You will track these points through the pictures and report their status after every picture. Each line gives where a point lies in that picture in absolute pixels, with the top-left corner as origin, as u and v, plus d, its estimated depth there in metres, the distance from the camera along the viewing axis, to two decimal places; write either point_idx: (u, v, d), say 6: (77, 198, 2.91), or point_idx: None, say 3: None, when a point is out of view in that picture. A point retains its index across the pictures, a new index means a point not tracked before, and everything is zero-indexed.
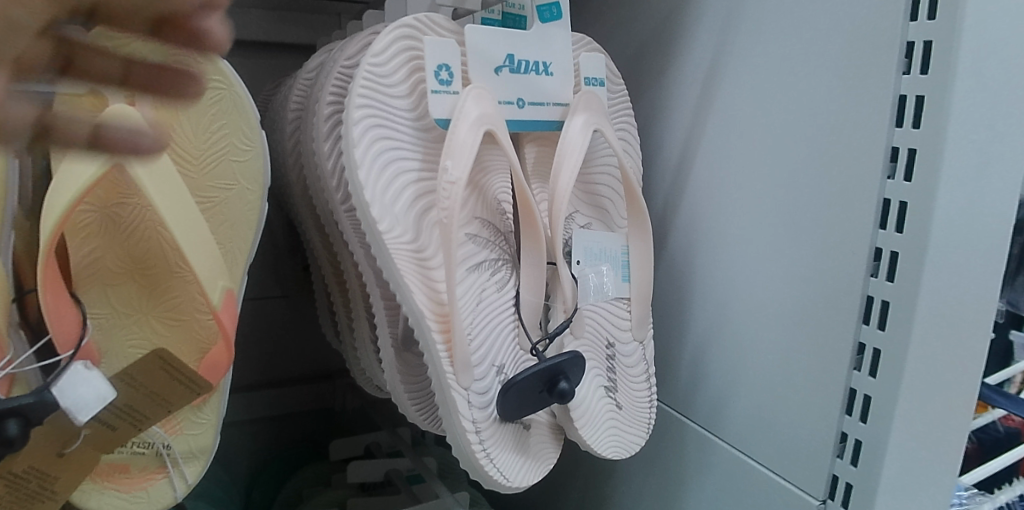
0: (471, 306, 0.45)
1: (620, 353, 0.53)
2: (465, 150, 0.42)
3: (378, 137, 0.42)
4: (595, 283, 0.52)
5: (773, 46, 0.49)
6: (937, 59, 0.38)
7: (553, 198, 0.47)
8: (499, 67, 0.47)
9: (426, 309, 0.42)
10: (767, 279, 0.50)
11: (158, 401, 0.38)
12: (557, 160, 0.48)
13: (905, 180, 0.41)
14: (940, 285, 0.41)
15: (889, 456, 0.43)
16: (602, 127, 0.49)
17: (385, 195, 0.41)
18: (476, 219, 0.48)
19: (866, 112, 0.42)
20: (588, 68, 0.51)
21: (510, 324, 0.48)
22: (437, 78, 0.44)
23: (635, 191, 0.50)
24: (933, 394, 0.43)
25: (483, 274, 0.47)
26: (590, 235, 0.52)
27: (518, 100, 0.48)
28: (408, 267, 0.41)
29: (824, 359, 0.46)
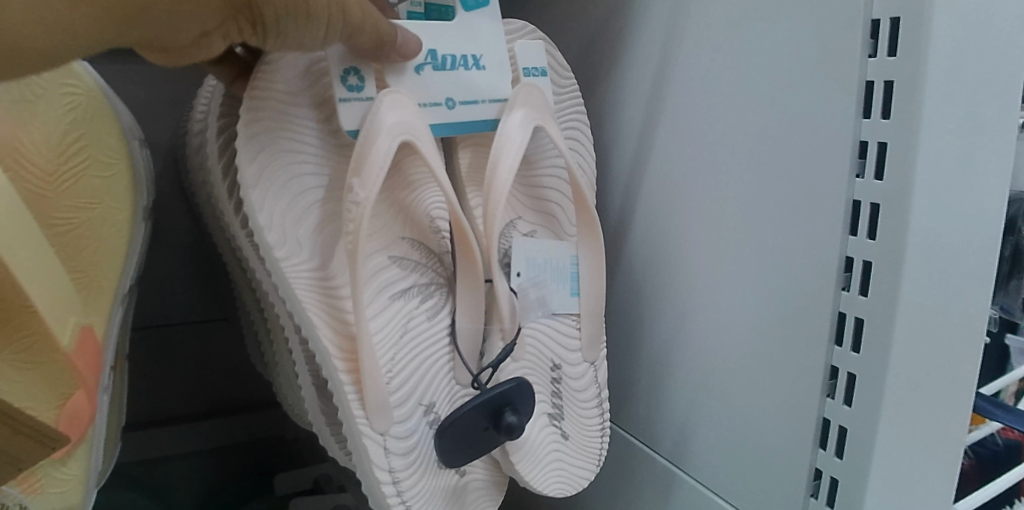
0: (393, 340, 0.40)
1: (569, 375, 0.49)
2: (374, 168, 0.37)
3: (280, 152, 0.38)
4: (537, 299, 0.47)
5: (726, 33, 0.43)
6: (907, 37, 0.33)
7: (487, 209, 0.42)
8: (420, 65, 0.42)
9: (333, 343, 0.38)
10: (729, 294, 0.45)
11: (7, 462, 0.32)
12: (490, 164, 0.42)
13: (877, 179, 0.35)
14: (921, 298, 0.35)
15: (869, 496, 0.38)
16: (544, 124, 0.44)
17: (287, 218, 0.38)
18: (404, 240, 0.43)
19: (829, 102, 0.37)
20: (525, 58, 0.47)
21: (443, 356, 0.43)
22: (346, 84, 0.39)
23: (585, 198, 0.45)
24: (916, 423, 0.38)
25: (410, 301, 0.42)
26: (531, 245, 0.47)
27: (447, 101, 0.43)
28: (312, 296, 0.38)
29: (793, 384, 0.41)
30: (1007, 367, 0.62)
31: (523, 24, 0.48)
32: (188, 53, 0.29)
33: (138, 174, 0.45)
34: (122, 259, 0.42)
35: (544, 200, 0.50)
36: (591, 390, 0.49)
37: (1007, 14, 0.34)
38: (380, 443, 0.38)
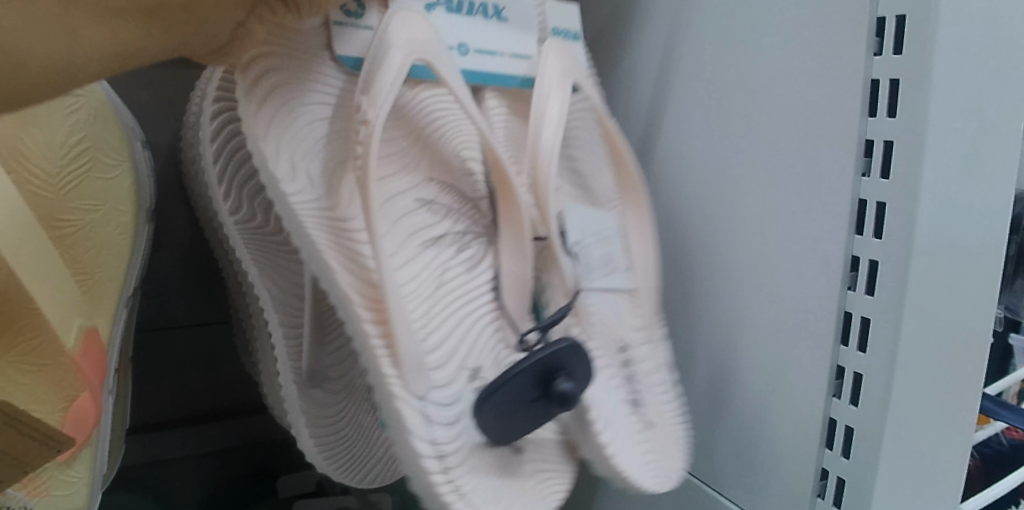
0: (426, 292, 0.38)
1: (637, 360, 0.46)
2: (381, 85, 0.35)
3: (291, 89, 0.38)
4: (586, 262, 0.46)
5: (730, 31, 0.43)
6: (913, 35, 0.33)
7: (536, 169, 0.42)
8: (431, 5, 0.41)
9: (354, 291, 0.35)
10: (734, 294, 0.45)
11: (12, 464, 0.32)
12: (534, 132, 0.42)
13: (883, 178, 0.35)
14: (927, 297, 0.35)
15: (876, 496, 0.37)
16: (579, 80, 0.44)
17: (296, 151, 0.37)
18: (431, 183, 0.43)
19: (834, 99, 0.37)
20: (555, 18, 0.48)
21: (485, 312, 0.41)
22: (346, 12, 0.39)
23: (621, 146, 0.44)
24: (924, 423, 0.38)
25: (443, 250, 0.41)
26: (582, 206, 0.47)
27: (460, 46, 0.43)
28: (323, 232, 0.36)
29: (800, 384, 0.41)
30: (1010, 367, 0.62)
31: None
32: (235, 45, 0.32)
33: (139, 178, 0.45)
34: (125, 263, 0.42)
35: (574, 157, 0.50)
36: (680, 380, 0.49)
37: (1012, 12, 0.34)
38: (419, 412, 0.34)
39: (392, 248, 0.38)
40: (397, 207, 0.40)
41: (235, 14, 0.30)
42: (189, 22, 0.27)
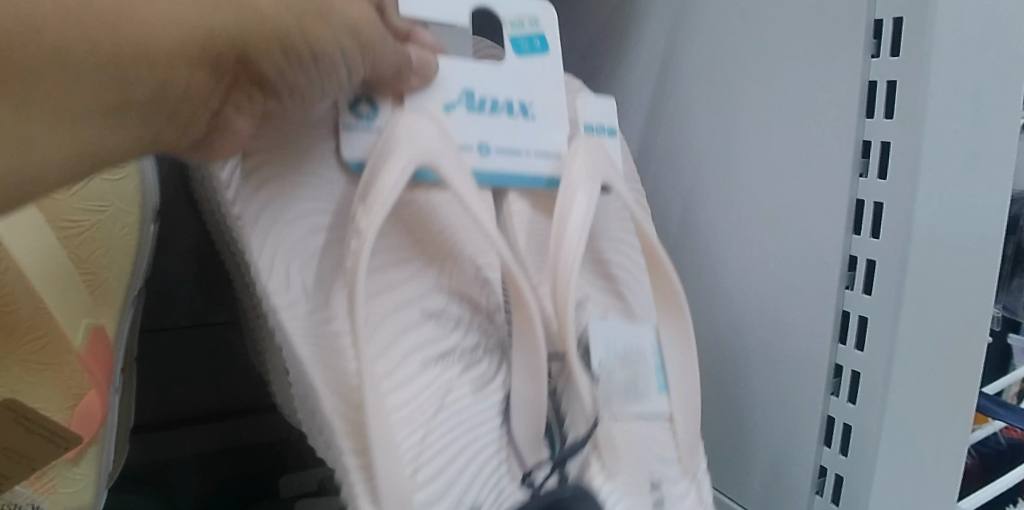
0: (426, 412, 0.32)
1: (670, 495, 0.39)
2: (382, 186, 0.31)
3: (274, 176, 0.33)
4: (617, 385, 0.40)
5: (730, 34, 0.44)
6: (910, 37, 0.33)
7: (557, 273, 0.36)
8: (450, 104, 0.37)
9: (337, 412, 0.29)
10: (733, 294, 0.45)
11: (17, 460, 0.32)
12: (557, 216, 0.37)
13: (880, 178, 0.36)
14: (924, 296, 0.36)
15: (874, 492, 0.38)
16: (611, 179, 0.39)
17: (295, 254, 0.32)
18: (444, 293, 0.36)
19: (831, 100, 0.37)
20: (588, 112, 0.43)
21: (493, 442, 0.33)
22: (358, 114, 0.35)
23: (657, 250, 0.38)
24: (921, 421, 0.38)
25: (449, 369, 0.34)
26: (607, 327, 0.40)
27: (478, 145, 0.38)
28: (311, 350, 0.30)
29: (799, 382, 0.41)
30: (1009, 367, 0.63)
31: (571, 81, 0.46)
32: (220, 135, 0.30)
33: (149, 179, 0.44)
34: (130, 264, 0.42)
35: (609, 270, 0.44)
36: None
37: (1008, 16, 0.34)
38: None
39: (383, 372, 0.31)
40: (397, 322, 0.34)
41: (209, 104, 0.28)
42: (153, 114, 0.26)
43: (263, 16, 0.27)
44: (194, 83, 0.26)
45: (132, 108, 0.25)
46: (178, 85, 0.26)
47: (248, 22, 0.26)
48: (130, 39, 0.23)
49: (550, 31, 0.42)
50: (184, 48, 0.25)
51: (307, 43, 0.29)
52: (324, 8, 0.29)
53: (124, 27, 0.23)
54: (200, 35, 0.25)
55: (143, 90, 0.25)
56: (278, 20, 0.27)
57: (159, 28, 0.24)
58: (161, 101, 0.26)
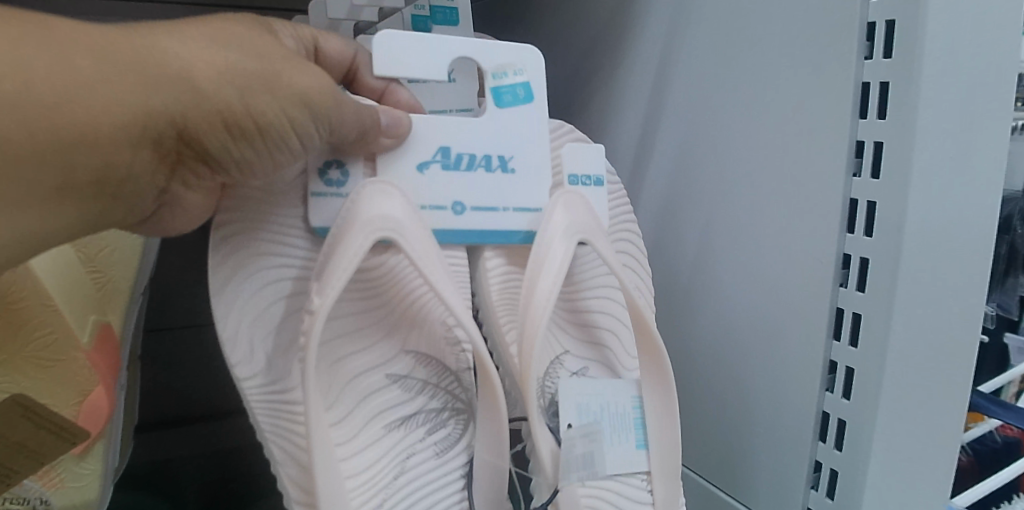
0: (383, 483, 0.37)
1: None
2: (333, 273, 0.33)
3: (250, 262, 0.38)
4: (590, 454, 0.40)
5: (726, 37, 0.45)
6: (903, 39, 0.34)
7: (524, 330, 0.38)
8: (426, 163, 0.40)
9: (293, 481, 0.35)
10: (728, 293, 0.46)
11: (26, 455, 0.33)
12: (528, 281, 0.39)
13: (873, 177, 0.36)
14: (917, 294, 0.36)
15: (868, 486, 0.39)
16: (590, 238, 0.40)
17: (255, 330, 0.37)
18: (410, 353, 0.41)
19: (825, 101, 0.38)
20: (573, 162, 0.44)
21: (450, 495, 0.39)
22: (330, 181, 0.38)
23: (647, 322, 0.39)
24: (914, 418, 0.39)
25: (413, 431, 0.40)
26: (584, 385, 0.42)
27: (454, 204, 0.40)
28: (270, 416, 0.37)
29: (793, 379, 0.42)
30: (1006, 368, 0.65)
31: (560, 123, 0.47)
32: (185, 206, 0.37)
33: None
34: (137, 261, 0.42)
35: (593, 331, 0.46)
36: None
37: (1000, 21, 0.35)
38: None
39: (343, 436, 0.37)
40: (362, 385, 0.39)
41: (158, 181, 0.33)
42: (107, 195, 0.31)
43: (206, 99, 0.30)
44: (139, 164, 0.31)
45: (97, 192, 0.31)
46: (126, 164, 0.30)
47: (190, 104, 0.30)
48: (78, 125, 0.27)
49: (534, 79, 0.42)
50: (126, 129, 0.29)
51: (252, 120, 0.32)
52: (268, 83, 0.32)
53: (67, 117, 0.27)
54: (143, 118, 0.29)
55: (89, 175, 0.29)
56: (218, 99, 0.31)
57: (100, 114, 0.28)
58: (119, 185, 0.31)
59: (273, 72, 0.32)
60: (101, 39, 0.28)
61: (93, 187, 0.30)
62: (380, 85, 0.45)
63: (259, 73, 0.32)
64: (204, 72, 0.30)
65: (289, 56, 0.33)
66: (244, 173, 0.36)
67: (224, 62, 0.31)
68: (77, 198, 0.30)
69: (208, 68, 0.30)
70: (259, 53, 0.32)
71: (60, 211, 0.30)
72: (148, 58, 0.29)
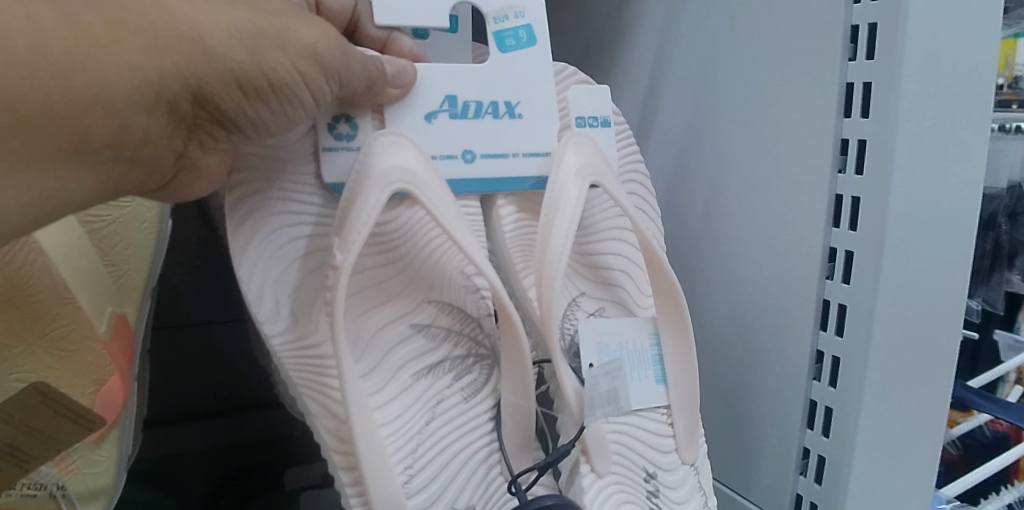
0: (417, 431, 0.36)
1: (666, 485, 0.43)
2: (354, 227, 0.33)
3: (269, 215, 0.37)
4: (612, 395, 0.39)
5: (720, 39, 0.46)
6: (884, 41, 0.36)
7: (541, 274, 0.38)
8: (433, 113, 0.39)
9: (329, 435, 0.35)
10: (723, 285, 0.48)
11: (47, 441, 0.35)
12: (543, 222, 0.38)
13: (857, 174, 0.38)
14: (900, 285, 0.38)
15: (854, 471, 0.40)
16: (603, 180, 0.40)
17: (280, 285, 0.36)
18: (432, 304, 0.40)
19: (812, 100, 0.40)
20: (580, 105, 0.44)
21: (483, 440, 0.38)
22: (338, 135, 0.38)
23: (660, 260, 0.39)
24: (899, 405, 0.40)
25: (442, 379, 0.39)
26: (600, 327, 0.42)
27: (465, 153, 0.40)
28: (301, 372, 0.35)
29: (784, 367, 0.43)
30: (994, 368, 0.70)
31: (564, 66, 0.45)
32: (205, 174, 0.36)
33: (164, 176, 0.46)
34: (151, 257, 0.44)
35: (607, 274, 0.46)
36: (695, 499, 0.43)
37: (979, 24, 0.37)
38: None
39: (373, 385, 0.36)
40: (388, 337, 0.38)
41: (173, 145, 0.33)
42: (122, 160, 0.30)
43: (217, 57, 0.29)
44: (154, 127, 0.30)
45: (102, 152, 0.29)
46: (140, 127, 0.29)
47: (203, 63, 0.29)
48: (89, 85, 0.26)
49: (536, 22, 0.42)
50: (141, 92, 0.28)
51: (265, 78, 0.31)
52: (276, 37, 0.31)
53: (80, 76, 0.26)
54: (156, 79, 0.28)
55: (103, 137, 0.28)
56: (232, 57, 0.30)
57: (113, 73, 0.27)
58: (134, 143, 0.30)
59: (279, 28, 0.31)
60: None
61: (108, 151, 0.29)
62: (379, 35, 0.41)
63: (268, 30, 0.31)
64: (216, 29, 0.29)
65: (289, 10, 0.32)
66: (260, 134, 0.35)
67: (233, 17, 0.30)
68: (91, 163, 0.29)
69: (218, 24, 0.29)
70: (266, 9, 0.31)
71: (74, 177, 0.29)
72: (157, 12, 0.28)
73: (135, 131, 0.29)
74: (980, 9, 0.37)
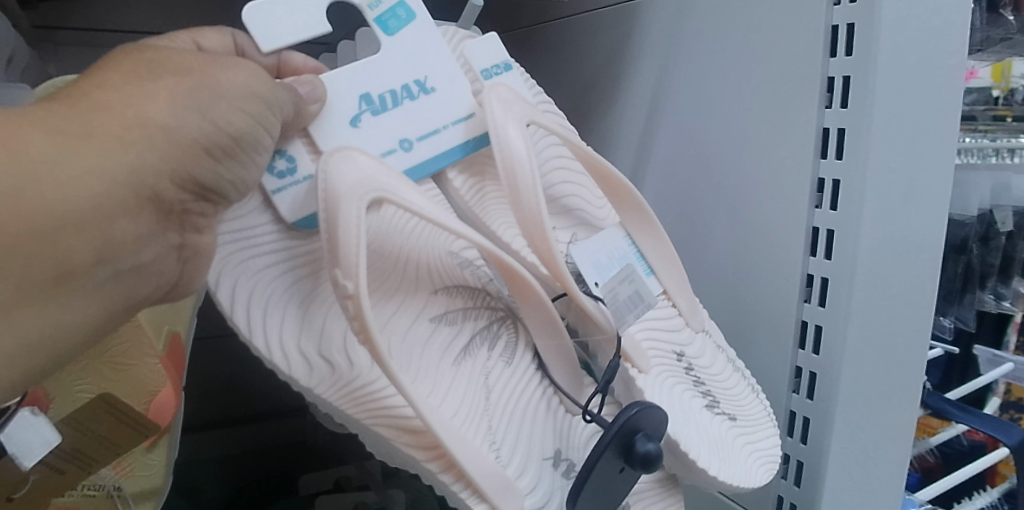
0: (479, 411, 0.39)
1: (696, 361, 0.47)
2: (349, 252, 0.33)
3: (264, 270, 0.38)
4: (632, 298, 0.43)
5: (712, 80, 0.51)
6: (856, 94, 0.40)
7: (529, 232, 0.41)
8: (356, 116, 0.41)
9: (409, 443, 0.35)
10: (717, 302, 0.53)
11: (108, 445, 0.39)
12: (505, 175, 0.40)
13: (831, 209, 0.43)
14: (871, 307, 0.42)
15: (830, 475, 0.45)
16: (534, 118, 0.42)
17: (301, 332, 0.37)
18: (441, 293, 0.43)
19: (793, 142, 0.44)
20: (479, 59, 0.46)
21: (541, 390, 0.43)
22: (276, 173, 0.39)
23: (611, 171, 0.45)
24: (869, 414, 0.45)
25: (479, 355, 0.42)
26: (588, 246, 0.45)
27: (401, 143, 0.42)
28: (353, 406, 0.36)
29: (771, 379, 0.48)
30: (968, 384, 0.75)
31: (446, 30, 0.47)
32: (207, 253, 0.35)
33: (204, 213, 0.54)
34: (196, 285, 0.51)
35: (567, 203, 0.48)
36: (719, 358, 0.48)
37: (945, 74, 0.41)
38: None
39: (425, 389, 0.38)
40: (416, 335, 0.40)
41: (168, 240, 0.31)
42: (118, 274, 0.29)
43: (172, 131, 0.28)
44: (140, 226, 0.29)
45: (97, 266, 0.27)
46: (126, 231, 0.28)
47: (162, 142, 0.28)
48: (65, 211, 0.25)
49: None
50: (112, 196, 0.26)
51: (224, 133, 0.31)
52: (211, 88, 0.30)
53: (38, 201, 0.24)
54: (126, 180, 0.27)
55: (91, 256, 0.27)
56: (188, 128, 0.29)
57: (77, 190, 0.25)
58: (128, 243, 0.28)
59: (207, 79, 0.30)
60: (41, 118, 0.26)
61: (102, 269, 0.28)
62: (270, 63, 0.41)
63: (199, 85, 0.30)
64: (157, 105, 0.28)
65: (209, 59, 0.31)
66: (241, 191, 0.34)
67: (166, 89, 0.29)
68: (87, 288, 0.28)
69: (157, 100, 0.28)
70: (187, 67, 0.30)
71: (71, 305, 0.27)
72: (97, 113, 0.27)
73: (124, 235, 0.28)
74: (947, 61, 0.41)
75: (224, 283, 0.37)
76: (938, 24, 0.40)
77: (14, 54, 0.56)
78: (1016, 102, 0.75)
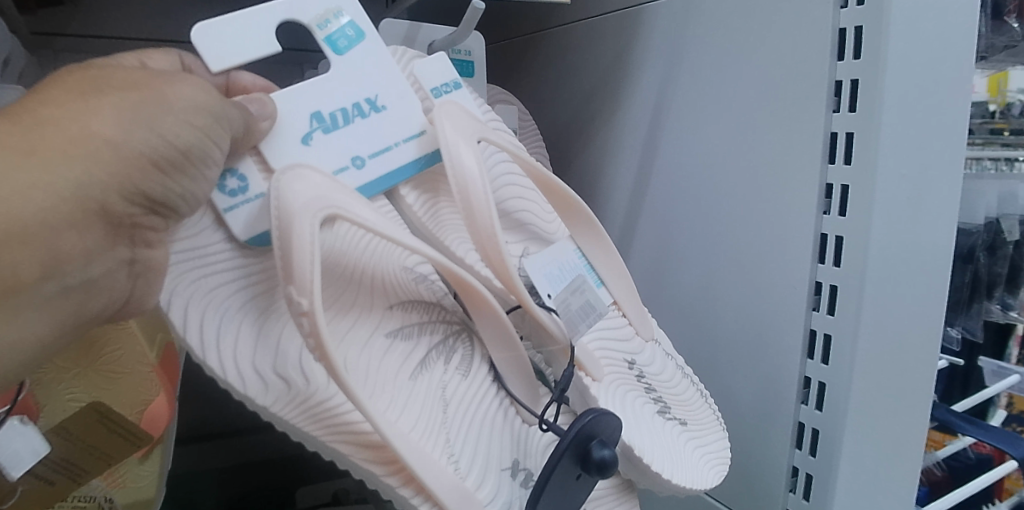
0: (435, 426, 0.38)
1: (645, 367, 0.48)
2: (303, 270, 0.32)
3: (218, 288, 0.36)
4: (584, 306, 0.42)
5: (717, 85, 0.50)
6: (863, 98, 0.40)
7: (483, 244, 0.40)
8: (307, 135, 0.40)
9: (369, 458, 0.34)
10: (722, 310, 0.51)
11: (101, 456, 0.39)
12: (458, 192, 0.39)
13: (840, 215, 0.42)
14: (881, 315, 0.42)
15: (839, 487, 0.44)
16: (484, 135, 0.42)
17: (254, 351, 0.35)
18: (396, 308, 0.42)
19: (800, 147, 0.44)
20: (429, 77, 0.46)
21: (497, 400, 0.42)
22: (226, 190, 0.37)
23: (561, 188, 0.45)
24: (879, 424, 0.44)
25: (434, 369, 0.41)
26: (541, 258, 0.43)
27: (353, 160, 0.41)
28: (311, 424, 0.34)
29: (776, 389, 0.47)
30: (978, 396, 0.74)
31: (397, 50, 0.46)
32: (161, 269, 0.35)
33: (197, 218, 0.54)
34: None
35: (518, 218, 0.48)
36: (669, 365, 0.49)
37: (956, 78, 0.40)
38: None
39: (382, 404, 0.37)
40: (374, 350, 0.39)
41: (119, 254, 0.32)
42: (65, 292, 0.30)
43: (118, 145, 0.29)
44: (86, 241, 0.30)
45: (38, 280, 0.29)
46: (72, 245, 0.29)
47: (107, 156, 0.29)
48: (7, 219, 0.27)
49: (357, 14, 0.42)
50: (58, 208, 0.28)
51: (174, 147, 0.31)
52: (161, 103, 0.31)
53: None
54: (65, 198, 0.28)
55: (36, 271, 0.28)
56: (133, 145, 0.30)
57: (18, 202, 0.27)
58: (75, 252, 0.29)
59: (155, 92, 0.31)
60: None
61: (47, 284, 0.29)
62: (216, 81, 0.40)
63: (145, 99, 0.30)
64: (103, 120, 0.29)
65: (159, 75, 0.32)
66: (194, 206, 0.34)
67: (113, 105, 0.30)
68: (32, 308, 0.29)
69: (103, 115, 0.29)
70: (139, 82, 0.31)
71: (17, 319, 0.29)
72: (45, 131, 0.28)
73: (62, 243, 0.29)
74: (958, 62, 0.40)
75: (177, 302, 0.35)
76: (947, 28, 0.40)
77: (10, 55, 0.55)
78: (1013, 116, 0.75)
